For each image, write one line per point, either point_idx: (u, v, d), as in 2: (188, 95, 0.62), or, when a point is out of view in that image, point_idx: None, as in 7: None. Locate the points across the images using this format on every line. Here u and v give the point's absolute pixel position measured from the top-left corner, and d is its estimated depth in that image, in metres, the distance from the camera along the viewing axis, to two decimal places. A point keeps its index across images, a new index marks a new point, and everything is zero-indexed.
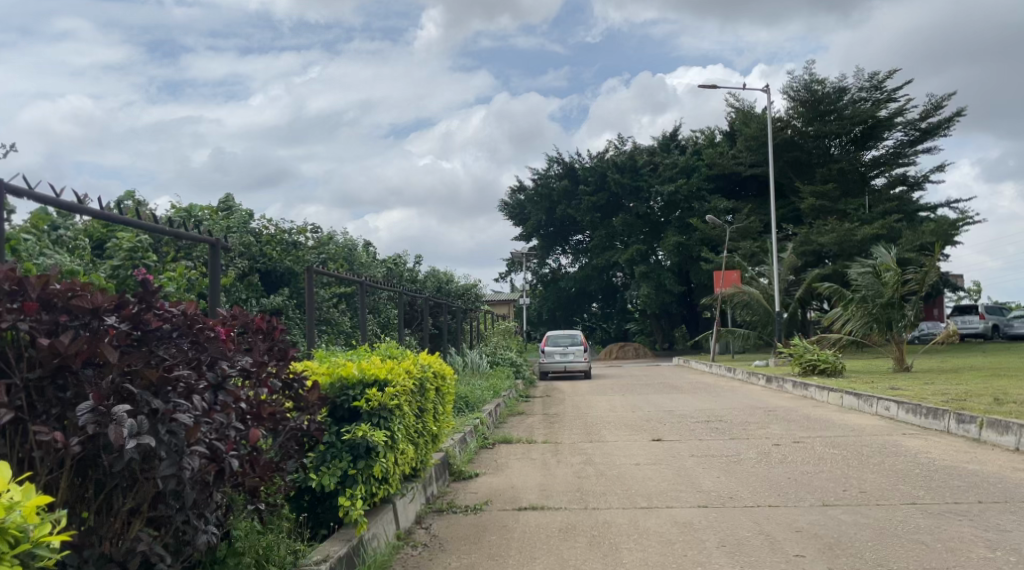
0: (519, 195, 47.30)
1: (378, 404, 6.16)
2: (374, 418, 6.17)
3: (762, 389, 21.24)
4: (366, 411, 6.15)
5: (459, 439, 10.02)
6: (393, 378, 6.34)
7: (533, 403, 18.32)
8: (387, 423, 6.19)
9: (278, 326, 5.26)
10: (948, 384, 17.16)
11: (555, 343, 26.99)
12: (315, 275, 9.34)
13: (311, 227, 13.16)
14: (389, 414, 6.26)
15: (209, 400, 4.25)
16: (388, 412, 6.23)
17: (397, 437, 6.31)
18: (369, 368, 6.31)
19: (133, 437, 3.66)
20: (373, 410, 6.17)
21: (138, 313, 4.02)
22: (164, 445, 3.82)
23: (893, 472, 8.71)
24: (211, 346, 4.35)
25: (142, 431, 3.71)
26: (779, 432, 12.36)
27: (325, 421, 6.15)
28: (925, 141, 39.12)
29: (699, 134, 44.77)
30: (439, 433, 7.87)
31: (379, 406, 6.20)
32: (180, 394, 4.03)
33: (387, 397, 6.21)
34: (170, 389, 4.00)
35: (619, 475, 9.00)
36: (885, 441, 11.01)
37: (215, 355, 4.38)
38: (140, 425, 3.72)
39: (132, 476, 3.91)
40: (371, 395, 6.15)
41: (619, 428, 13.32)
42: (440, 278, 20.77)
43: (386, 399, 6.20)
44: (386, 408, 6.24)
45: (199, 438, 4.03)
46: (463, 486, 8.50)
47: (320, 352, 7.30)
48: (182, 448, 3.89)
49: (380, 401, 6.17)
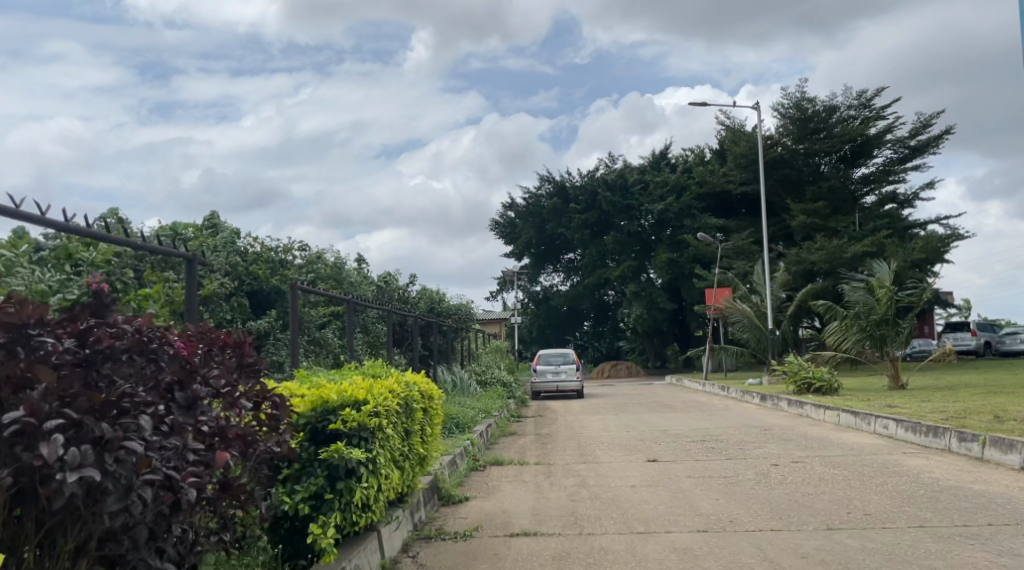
0: (510, 213, 47.16)
1: (357, 425, 5.88)
2: (352, 439, 5.88)
3: (757, 407, 21.00)
4: (345, 432, 5.86)
5: (449, 462, 9.74)
6: (372, 398, 6.07)
7: (525, 423, 18.03)
8: (366, 445, 5.91)
9: (248, 340, 4.87)
10: (945, 401, 16.91)
11: (547, 361, 26.68)
12: (299, 292, 9.02)
13: (298, 245, 12.89)
14: (369, 437, 5.97)
15: (167, 424, 3.98)
16: (368, 434, 5.94)
17: (379, 460, 6.01)
18: (348, 388, 6.03)
19: (73, 470, 3.43)
20: (353, 431, 5.87)
21: (88, 330, 3.74)
22: (111, 477, 3.59)
23: (897, 493, 8.45)
24: (172, 364, 4.06)
25: (84, 462, 3.48)
26: (776, 452, 12.10)
27: (302, 443, 5.86)
28: (914, 158, 39.06)
29: (689, 153, 44.68)
30: (426, 456, 7.59)
31: (359, 428, 5.91)
32: (134, 418, 3.77)
33: (366, 418, 5.92)
34: (121, 413, 3.73)
35: (615, 498, 8.71)
36: (886, 460, 10.75)
37: (176, 375, 4.08)
38: (82, 455, 3.48)
39: (76, 510, 3.66)
40: (349, 416, 5.86)
41: (614, 448, 13.05)
42: (431, 296, 20.49)
43: (365, 420, 5.91)
44: (366, 430, 5.96)
45: (152, 467, 3.78)
46: (452, 511, 8.21)
47: (301, 371, 7.00)
48: (131, 481, 3.66)
49: (359, 421, 5.88)
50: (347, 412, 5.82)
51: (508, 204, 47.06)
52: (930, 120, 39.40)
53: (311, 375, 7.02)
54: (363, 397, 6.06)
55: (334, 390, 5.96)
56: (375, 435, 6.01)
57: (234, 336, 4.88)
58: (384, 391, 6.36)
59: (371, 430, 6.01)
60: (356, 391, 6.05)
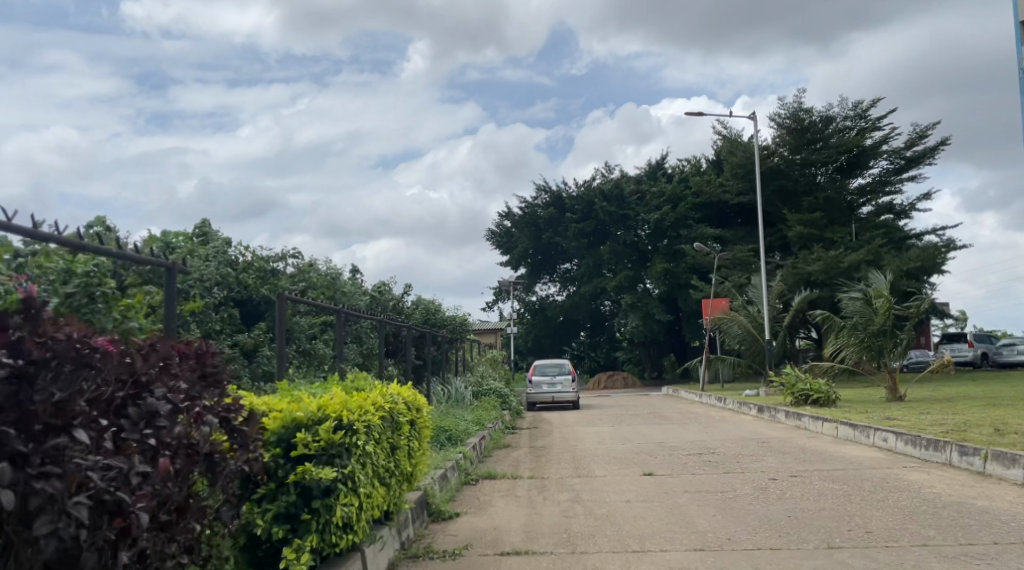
0: (506, 222, 47.01)
1: (327, 443, 5.73)
2: (324, 458, 5.73)
3: (754, 419, 20.80)
4: (314, 450, 5.71)
5: (441, 476, 9.52)
6: (350, 413, 5.92)
7: (520, 435, 17.78)
8: (340, 464, 5.76)
9: (213, 350, 4.64)
10: (945, 414, 16.71)
11: (543, 372, 26.44)
12: (286, 300, 8.77)
13: (290, 254, 12.67)
14: (343, 454, 5.82)
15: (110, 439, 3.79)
16: (340, 452, 5.79)
17: (359, 477, 5.84)
18: (326, 404, 5.87)
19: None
20: (323, 448, 5.72)
21: (23, 340, 3.54)
22: (39, 496, 3.42)
23: (898, 509, 8.23)
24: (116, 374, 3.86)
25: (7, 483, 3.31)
26: (774, 466, 11.88)
27: (276, 461, 5.68)
28: (910, 169, 38.95)
29: (686, 163, 44.54)
30: (414, 471, 7.37)
31: (331, 445, 5.76)
32: (70, 433, 3.58)
33: (337, 435, 5.77)
34: (53, 429, 3.54)
35: (609, 514, 8.48)
36: (885, 474, 10.54)
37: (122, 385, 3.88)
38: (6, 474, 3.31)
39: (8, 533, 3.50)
40: (320, 434, 5.71)
41: (609, 461, 12.84)
42: (426, 307, 20.28)
43: (335, 437, 5.76)
44: (339, 447, 5.81)
45: (88, 487, 3.60)
46: (442, 528, 7.99)
47: (282, 384, 6.81)
48: (65, 501, 3.49)
49: (330, 438, 5.73)
50: (325, 428, 5.65)
51: (505, 213, 46.92)
52: (927, 131, 39.29)
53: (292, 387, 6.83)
54: (334, 413, 5.91)
55: (302, 407, 5.80)
56: (350, 452, 5.87)
57: (196, 346, 4.65)
58: (360, 405, 6.20)
59: (345, 447, 5.86)
60: (327, 407, 5.89)
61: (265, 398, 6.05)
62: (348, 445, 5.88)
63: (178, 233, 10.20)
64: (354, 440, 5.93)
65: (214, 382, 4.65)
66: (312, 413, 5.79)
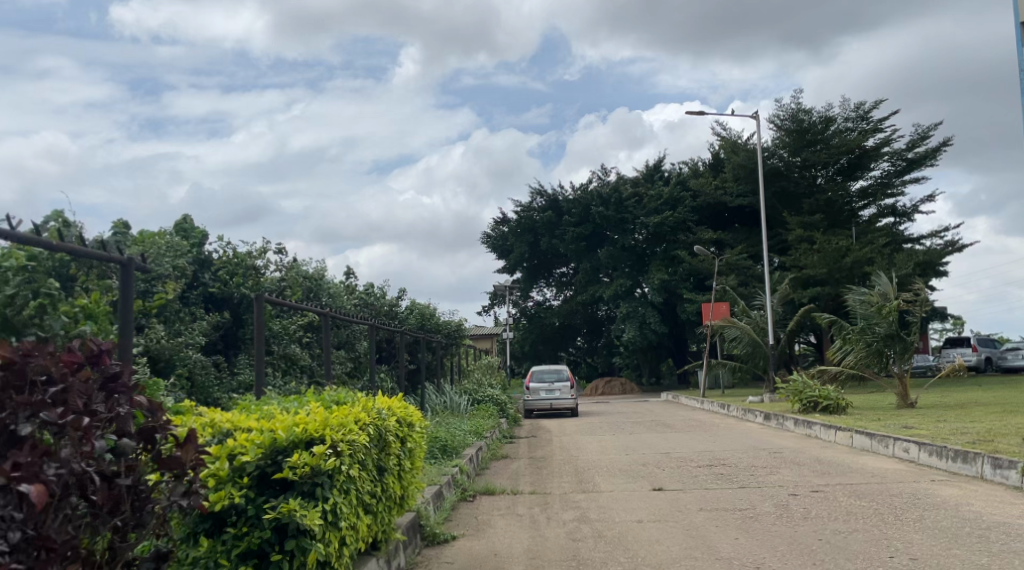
0: (503, 227, 46.08)
1: (308, 469, 5.05)
2: (304, 488, 5.06)
3: (762, 428, 20.01)
4: (296, 478, 5.04)
5: (434, 494, 8.73)
6: (330, 436, 5.23)
7: (518, 445, 16.94)
8: (325, 494, 5.07)
9: (110, 350, 3.97)
10: (963, 422, 15.93)
11: (541, 379, 25.65)
12: (264, 303, 7.91)
13: (272, 251, 11.88)
14: (326, 482, 5.13)
15: None
16: (326, 479, 5.12)
17: (341, 509, 5.14)
18: (301, 425, 5.20)
19: None
20: (304, 475, 5.04)
21: None
22: None
23: (940, 532, 7.48)
24: None
25: None
26: (793, 479, 11.13)
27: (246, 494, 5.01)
28: (912, 171, 38.18)
29: (684, 165, 43.72)
30: (404, 494, 6.60)
31: (316, 471, 5.11)
32: None
33: (324, 458, 5.11)
34: None
35: (621, 536, 7.73)
36: (915, 490, 9.78)
37: None
38: None
39: None
40: (301, 459, 5.02)
41: (616, 475, 12.06)
42: (422, 311, 19.43)
43: (323, 461, 5.09)
44: (323, 473, 5.14)
45: None
46: (437, 554, 7.22)
47: (249, 399, 6.08)
48: None
49: (314, 463, 5.05)
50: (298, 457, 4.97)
51: (500, 218, 46.08)
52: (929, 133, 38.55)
53: (261, 404, 6.10)
54: (319, 435, 5.22)
55: (281, 428, 5.12)
56: (336, 480, 5.18)
57: (94, 349, 3.98)
58: (345, 424, 5.47)
59: (329, 474, 5.17)
60: (308, 427, 5.20)
61: (234, 417, 5.34)
62: (334, 470, 5.21)
63: (147, 231, 9.45)
64: (341, 464, 5.23)
65: (126, 393, 4.02)
66: (292, 436, 5.12)
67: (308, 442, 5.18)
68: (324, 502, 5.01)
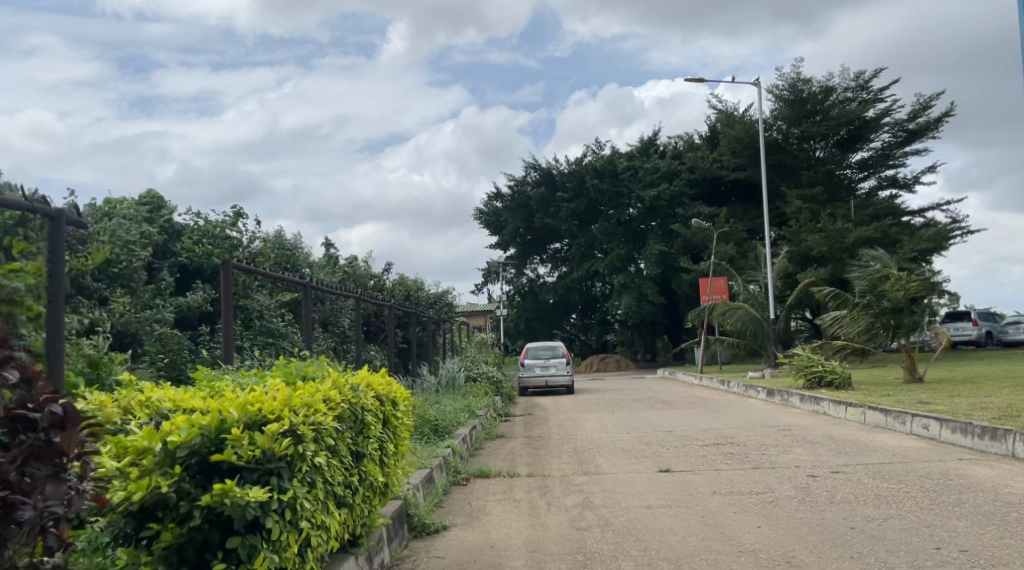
0: (496, 203, 44.90)
1: (261, 454, 4.33)
2: (255, 480, 4.35)
3: (766, 404, 19.29)
4: (244, 466, 4.31)
5: (423, 479, 7.93)
6: (290, 416, 4.48)
7: (514, 424, 16.16)
8: (279, 487, 4.34)
9: None
10: (978, 396, 15.22)
11: (535, 355, 24.86)
12: (231, 272, 7.00)
13: (243, 220, 11.04)
14: (283, 472, 4.41)
15: None
16: (283, 467, 4.39)
17: (301, 503, 4.38)
18: (254, 404, 4.44)
19: None
20: (253, 464, 4.32)
21: None
22: None
23: (985, 518, 6.74)
24: None
25: None
26: (809, 458, 10.40)
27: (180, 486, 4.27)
28: (913, 142, 37.37)
29: (679, 139, 42.83)
30: (387, 483, 5.80)
31: (266, 459, 4.37)
32: None
33: (275, 443, 4.36)
34: None
35: (629, 525, 6.98)
36: (945, 469, 9.08)
37: None
38: None
39: None
40: (249, 447, 4.31)
41: (617, 455, 11.31)
42: (409, 286, 18.59)
43: (274, 446, 4.36)
44: (278, 461, 4.41)
45: None
46: (426, 547, 6.46)
47: (200, 374, 5.31)
48: None
49: (268, 450, 4.32)
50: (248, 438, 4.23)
51: (493, 194, 45.04)
52: (931, 103, 37.73)
53: (215, 379, 5.33)
54: (273, 416, 4.48)
55: (231, 406, 4.39)
56: (293, 471, 4.44)
57: None
58: (310, 403, 4.71)
59: (286, 463, 4.44)
60: (261, 407, 4.46)
61: (176, 394, 4.65)
62: (292, 459, 4.46)
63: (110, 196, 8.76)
64: (300, 453, 4.49)
65: None
66: (247, 416, 4.39)
67: (262, 424, 4.44)
68: (276, 497, 4.28)
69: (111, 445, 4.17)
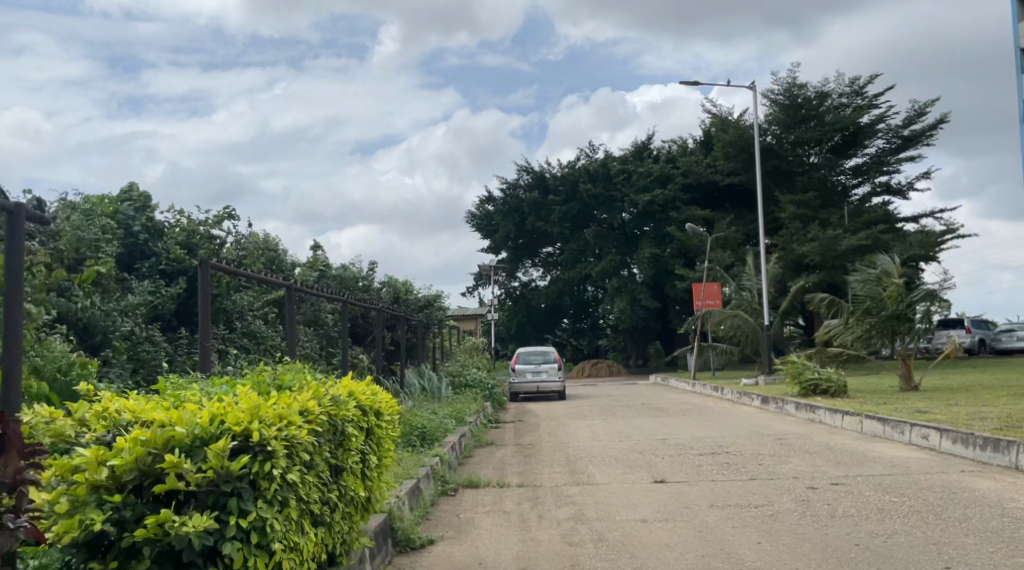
0: (488, 206, 44.62)
1: (216, 474, 4.07)
2: (213, 501, 4.09)
3: (761, 411, 19.02)
4: (201, 487, 4.05)
5: (410, 491, 7.62)
6: (253, 431, 4.21)
7: (504, 430, 15.85)
8: (240, 509, 4.07)
9: None
10: (976, 406, 14.98)
11: (526, 360, 24.56)
12: (210, 270, 6.60)
13: (229, 222, 10.74)
14: (246, 492, 4.13)
15: None
16: (243, 488, 4.12)
17: (263, 525, 4.11)
18: (214, 418, 4.17)
19: None
20: (211, 483, 4.08)
21: None
22: None
23: (994, 535, 6.46)
24: None
25: None
26: (806, 469, 10.13)
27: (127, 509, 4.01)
28: (907, 149, 37.21)
29: (672, 144, 42.64)
30: (370, 497, 5.50)
31: (226, 480, 4.09)
32: None
33: (237, 463, 4.09)
34: None
35: (622, 540, 6.70)
36: (947, 482, 8.81)
37: None
38: None
39: None
40: (208, 463, 4.05)
41: (611, 464, 11.02)
42: (397, 288, 18.28)
43: (237, 464, 4.08)
44: (239, 482, 4.13)
45: None
46: (412, 565, 6.15)
47: (164, 384, 5.03)
48: None
49: (226, 468, 4.07)
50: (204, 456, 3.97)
51: (485, 197, 44.73)
52: (925, 109, 37.61)
53: (182, 387, 5.06)
54: (237, 432, 4.21)
55: (187, 421, 4.13)
56: (257, 491, 4.17)
57: None
58: (280, 415, 4.43)
59: (249, 481, 4.17)
60: (226, 419, 4.19)
61: (134, 405, 4.41)
62: (256, 478, 4.19)
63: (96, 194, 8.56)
64: (266, 471, 4.22)
65: None
66: (200, 430, 4.12)
67: (221, 438, 4.18)
68: (234, 521, 4.02)
69: (52, 466, 3.93)
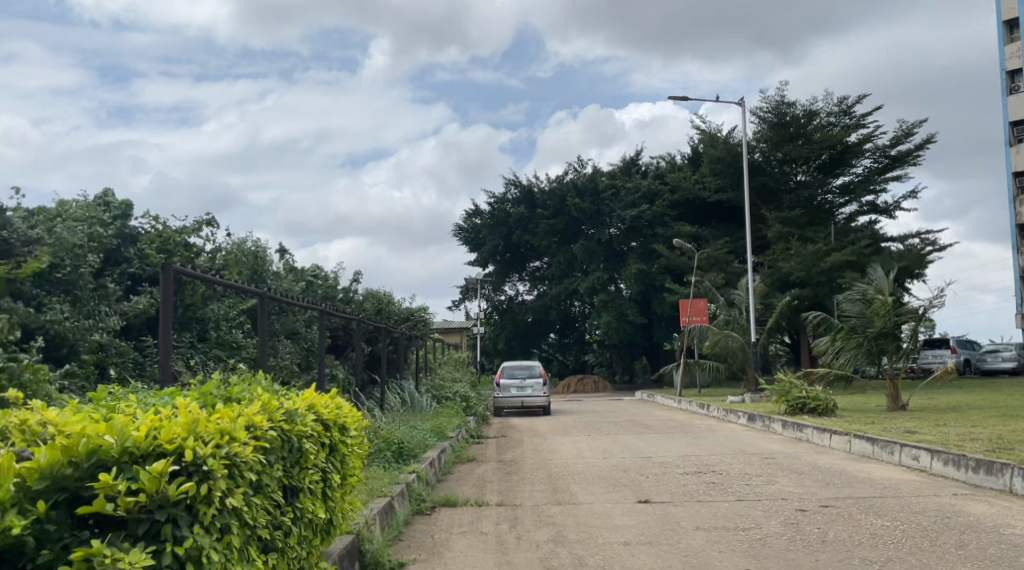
0: (475, 220, 44.36)
1: (151, 498, 3.76)
2: (145, 526, 3.78)
3: (748, 430, 18.70)
4: (131, 511, 3.73)
5: (382, 509, 7.28)
6: (188, 448, 3.90)
7: (485, 446, 15.48)
8: (174, 537, 3.77)
9: None
10: (965, 427, 14.72)
11: (511, 375, 24.20)
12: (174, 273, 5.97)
13: (205, 232, 10.41)
14: (182, 518, 3.82)
15: None
16: (180, 514, 3.81)
17: (199, 554, 3.80)
18: (145, 433, 3.86)
19: None
20: (143, 507, 3.76)
21: None
22: None
23: (992, 564, 6.16)
24: None
25: None
26: (795, 490, 9.82)
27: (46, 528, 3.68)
28: (894, 169, 37.14)
29: (661, 160, 42.49)
30: (331, 519, 5.15)
31: (163, 504, 3.79)
32: None
33: (173, 485, 3.78)
34: None
35: (603, 564, 6.37)
36: (941, 505, 8.52)
37: None
38: None
39: None
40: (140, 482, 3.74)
41: (595, 483, 10.69)
42: (379, 299, 17.97)
43: (174, 486, 3.78)
44: (176, 507, 3.82)
45: None
46: None
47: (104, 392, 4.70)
48: None
49: (161, 490, 3.76)
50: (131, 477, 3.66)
51: (473, 210, 44.45)
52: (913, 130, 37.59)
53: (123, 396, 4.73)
54: (171, 448, 3.91)
55: (117, 432, 3.82)
56: (195, 517, 3.86)
57: None
58: (223, 430, 4.13)
59: (187, 506, 3.85)
60: (160, 434, 3.90)
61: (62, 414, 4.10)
62: (195, 503, 3.88)
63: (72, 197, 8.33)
64: (206, 493, 3.91)
65: None
66: (131, 443, 3.83)
67: (156, 454, 3.87)
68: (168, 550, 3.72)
69: None
